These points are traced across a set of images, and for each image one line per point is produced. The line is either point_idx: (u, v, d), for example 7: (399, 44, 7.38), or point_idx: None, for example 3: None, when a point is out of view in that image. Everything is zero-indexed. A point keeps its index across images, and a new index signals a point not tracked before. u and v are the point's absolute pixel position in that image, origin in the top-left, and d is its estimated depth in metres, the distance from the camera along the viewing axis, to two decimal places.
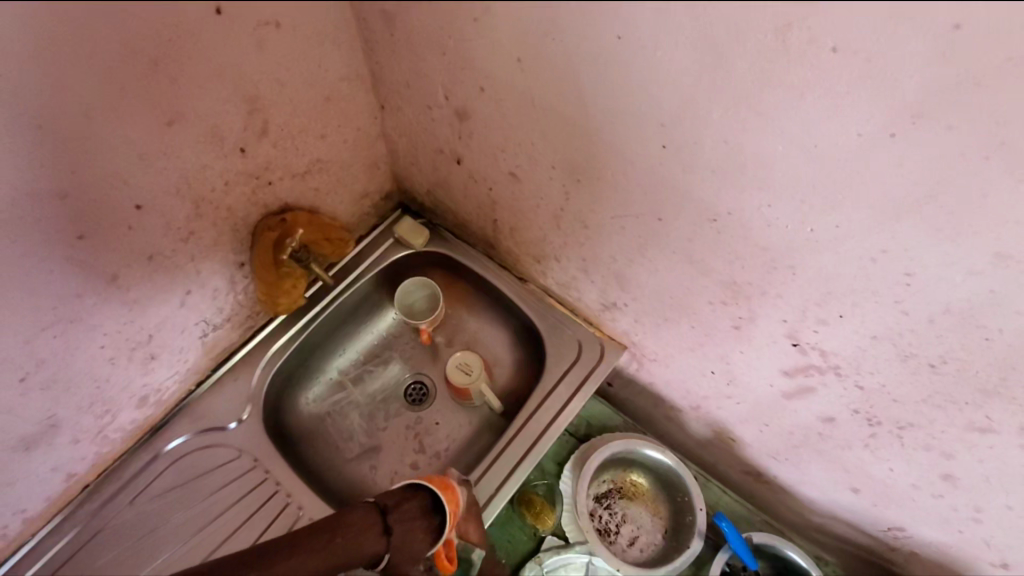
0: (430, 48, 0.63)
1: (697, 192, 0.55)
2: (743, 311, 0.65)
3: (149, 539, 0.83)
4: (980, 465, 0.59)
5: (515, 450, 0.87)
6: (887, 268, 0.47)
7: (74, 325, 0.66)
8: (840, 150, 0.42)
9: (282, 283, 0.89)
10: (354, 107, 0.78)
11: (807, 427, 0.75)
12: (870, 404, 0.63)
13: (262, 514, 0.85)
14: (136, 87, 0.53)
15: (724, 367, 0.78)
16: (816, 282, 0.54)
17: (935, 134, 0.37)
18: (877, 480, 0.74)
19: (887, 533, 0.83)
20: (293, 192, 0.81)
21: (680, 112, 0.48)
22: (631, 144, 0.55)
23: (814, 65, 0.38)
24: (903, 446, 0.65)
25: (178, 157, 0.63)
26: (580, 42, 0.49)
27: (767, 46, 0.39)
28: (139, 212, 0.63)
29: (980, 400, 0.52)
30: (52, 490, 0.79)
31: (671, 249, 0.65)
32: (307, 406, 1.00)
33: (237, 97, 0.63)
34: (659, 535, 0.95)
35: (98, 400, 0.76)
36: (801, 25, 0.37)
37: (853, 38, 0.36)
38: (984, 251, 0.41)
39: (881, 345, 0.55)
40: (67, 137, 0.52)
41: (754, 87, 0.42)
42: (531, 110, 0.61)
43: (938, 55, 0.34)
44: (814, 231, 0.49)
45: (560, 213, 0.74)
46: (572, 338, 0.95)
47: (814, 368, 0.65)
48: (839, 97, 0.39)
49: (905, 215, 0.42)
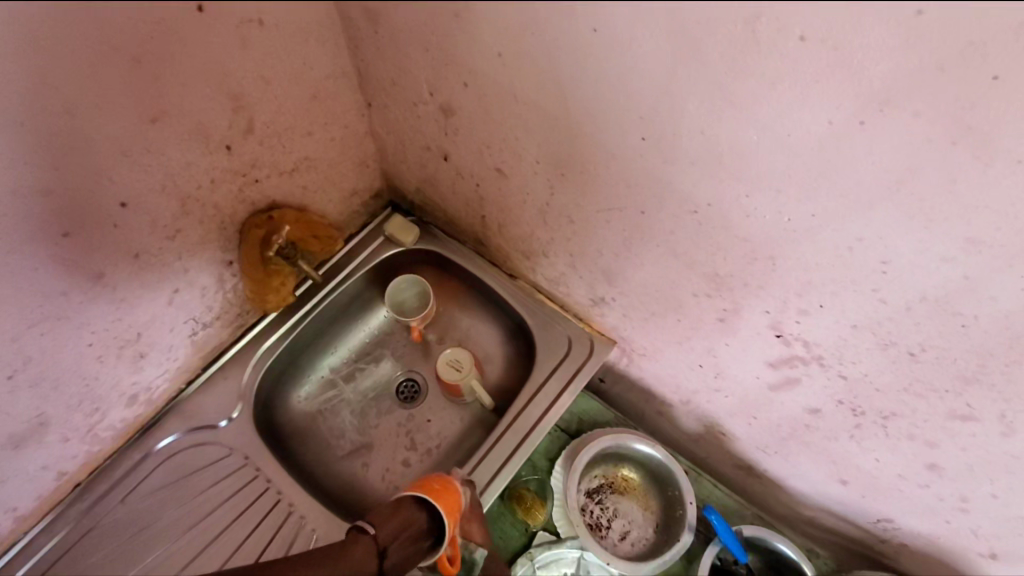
0: (413, 44, 0.64)
1: (677, 184, 0.55)
2: (727, 303, 0.65)
3: (141, 536, 0.83)
4: (963, 453, 0.60)
5: (506, 445, 0.88)
6: (864, 256, 0.47)
7: (62, 323, 0.66)
8: (813, 139, 0.42)
9: (271, 281, 0.89)
10: (341, 104, 0.79)
11: (794, 419, 0.76)
12: (853, 394, 0.64)
13: (252, 512, 0.86)
14: (117, 85, 0.54)
15: (711, 360, 0.78)
16: (797, 272, 0.54)
17: (903, 121, 0.37)
18: (864, 471, 0.74)
19: (877, 525, 0.83)
20: (281, 190, 0.82)
21: (657, 104, 0.49)
22: (611, 138, 0.56)
23: (783, 54, 0.39)
24: (887, 436, 0.66)
25: (163, 154, 0.63)
26: (557, 35, 0.49)
27: (738, 36, 0.39)
28: (125, 210, 0.64)
29: (960, 388, 0.53)
30: (42, 488, 0.79)
31: (655, 242, 0.65)
32: (298, 404, 1.00)
33: (221, 95, 0.63)
34: (650, 529, 0.96)
35: (88, 398, 0.76)
36: (769, 15, 0.37)
37: (820, 28, 0.36)
38: (957, 237, 0.41)
39: (861, 334, 0.55)
40: (51, 135, 0.52)
41: (727, 78, 0.43)
42: (514, 105, 0.61)
43: (902, 41, 0.34)
44: (792, 221, 0.49)
45: (546, 208, 0.75)
46: (562, 334, 0.96)
47: (798, 359, 0.65)
48: (809, 85, 0.39)
49: (878, 204, 0.43)
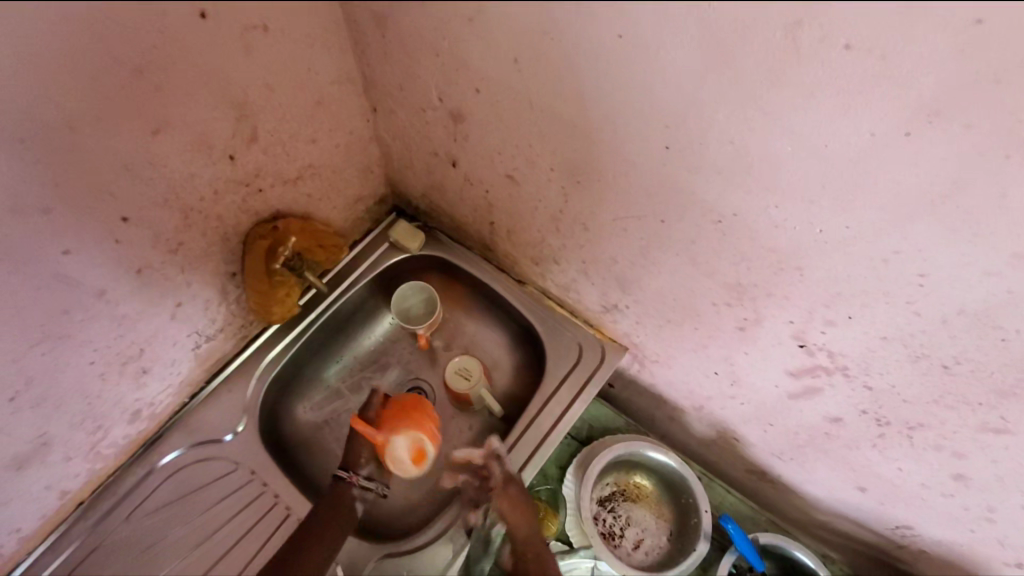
0: (424, 50, 0.61)
1: (701, 193, 0.53)
2: (747, 313, 0.64)
3: (146, 555, 0.81)
4: (993, 465, 0.58)
5: (517, 456, 0.86)
6: (900, 269, 0.46)
7: (63, 341, 0.64)
8: (852, 149, 0.40)
9: (275, 291, 0.86)
10: (345, 110, 0.76)
11: (813, 427, 0.74)
12: (878, 404, 0.62)
13: (259, 529, 0.84)
14: (118, 97, 0.51)
15: (728, 368, 0.76)
16: (825, 283, 0.52)
17: (953, 132, 0.36)
18: (884, 479, 0.73)
19: (895, 532, 0.82)
20: (285, 198, 0.79)
21: (684, 112, 0.47)
22: (632, 145, 0.54)
23: (826, 62, 0.37)
24: (912, 446, 0.64)
25: (166, 166, 0.61)
26: (579, 41, 0.47)
27: (777, 43, 0.38)
28: (127, 224, 0.61)
29: (995, 401, 0.51)
30: (45, 509, 0.77)
31: (674, 251, 0.63)
32: (304, 415, 0.98)
33: (225, 104, 0.61)
34: (664, 537, 0.94)
35: (90, 416, 0.74)
36: (812, 22, 0.35)
37: (867, 35, 0.34)
38: (1002, 252, 0.39)
39: (892, 346, 0.54)
40: (49, 151, 0.50)
41: (762, 86, 0.41)
42: (528, 112, 0.59)
43: (957, 51, 0.32)
44: (823, 233, 0.48)
45: (559, 216, 0.73)
46: (572, 340, 0.94)
47: (821, 369, 0.64)
48: (852, 95, 0.38)
49: (919, 215, 0.41)
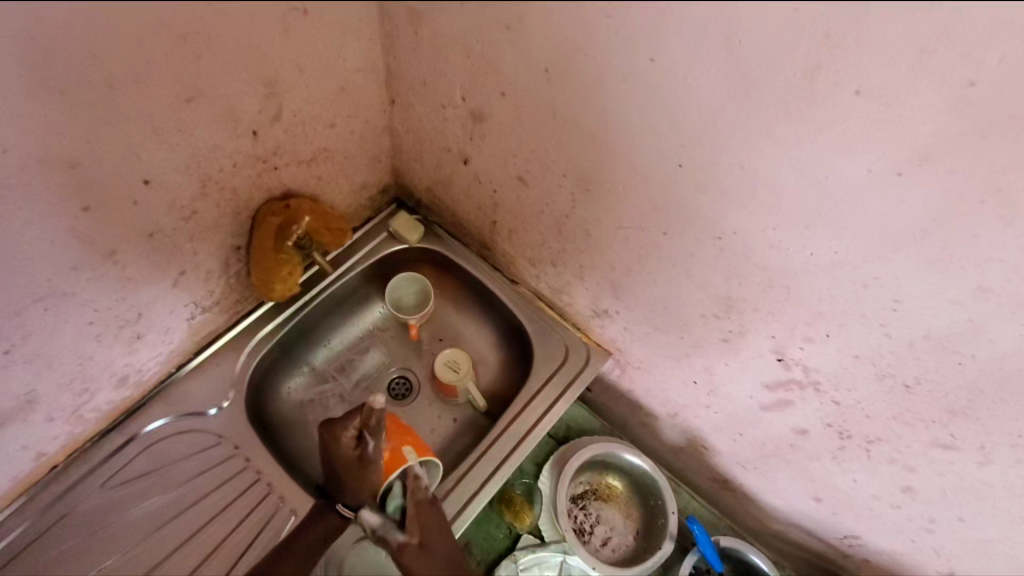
0: (455, 51, 0.64)
1: (706, 211, 0.58)
2: (733, 325, 0.69)
3: (120, 524, 0.81)
4: (938, 479, 0.65)
5: (500, 449, 0.88)
6: (878, 293, 0.52)
7: (66, 298, 0.63)
8: (849, 182, 0.46)
9: (279, 269, 0.85)
10: (366, 98, 0.78)
11: (780, 438, 0.80)
12: (843, 419, 0.68)
13: (239, 505, 0.84)
14: (161, 63, 0.52)
15: (706, 378, 0.81)
16: (809, 302, 0.58)
17: (939, 176, 0.41)
18: (840, 490, 0.79)
19: (842, 541, 0.88)
20: (297, 178, 0.81)
21: (700, 136, 0.51)
22: (649, 162, 0.58)
23: (837, 105, 0.42)
24: (869, 459, 0.70)
25: (193, 135, 0.62)
26: (610, 60, 0.51)
27: (796, 82, 0.43)
28: (147, 187, 0.62)
29: (947, 419, 0.58)
30: (20, 468, 0.76)
31: (673, 262, 0.68)
32: (289, 396, 0.98)
33: (257, 79, 0.63)
34: (631, 536, 0.99)
35: (79, 378, 0.74)
36: (829, 68, 0.41)
37: (875, 83, 0.40)
38: (969, 285, 0.45)
39: (861, 364, 0.60)
40: (86, 107, 0.51)
41: (778, 119, 0.46)
42: (551, 120, 0.63)
43: (952, 106, 0.38)
44: (814, 256, 0.53)
45: (564, 221, 0.76)
46: (560, 342, 0.97)
47: (794, 383, 0.69)
48: (854, 135, 0.43)
49: (900, 247, 0.47)
